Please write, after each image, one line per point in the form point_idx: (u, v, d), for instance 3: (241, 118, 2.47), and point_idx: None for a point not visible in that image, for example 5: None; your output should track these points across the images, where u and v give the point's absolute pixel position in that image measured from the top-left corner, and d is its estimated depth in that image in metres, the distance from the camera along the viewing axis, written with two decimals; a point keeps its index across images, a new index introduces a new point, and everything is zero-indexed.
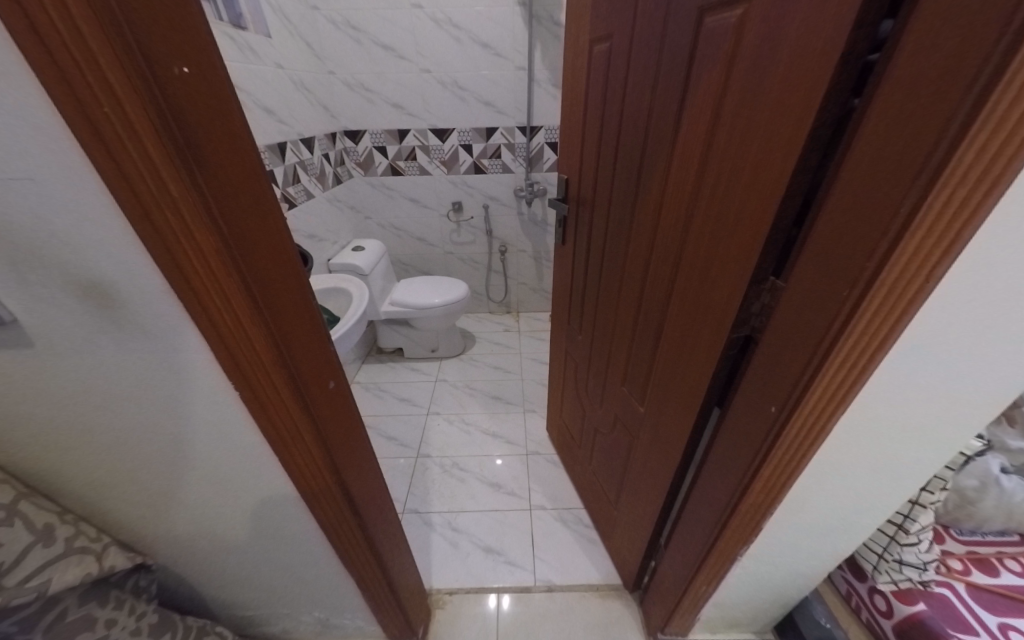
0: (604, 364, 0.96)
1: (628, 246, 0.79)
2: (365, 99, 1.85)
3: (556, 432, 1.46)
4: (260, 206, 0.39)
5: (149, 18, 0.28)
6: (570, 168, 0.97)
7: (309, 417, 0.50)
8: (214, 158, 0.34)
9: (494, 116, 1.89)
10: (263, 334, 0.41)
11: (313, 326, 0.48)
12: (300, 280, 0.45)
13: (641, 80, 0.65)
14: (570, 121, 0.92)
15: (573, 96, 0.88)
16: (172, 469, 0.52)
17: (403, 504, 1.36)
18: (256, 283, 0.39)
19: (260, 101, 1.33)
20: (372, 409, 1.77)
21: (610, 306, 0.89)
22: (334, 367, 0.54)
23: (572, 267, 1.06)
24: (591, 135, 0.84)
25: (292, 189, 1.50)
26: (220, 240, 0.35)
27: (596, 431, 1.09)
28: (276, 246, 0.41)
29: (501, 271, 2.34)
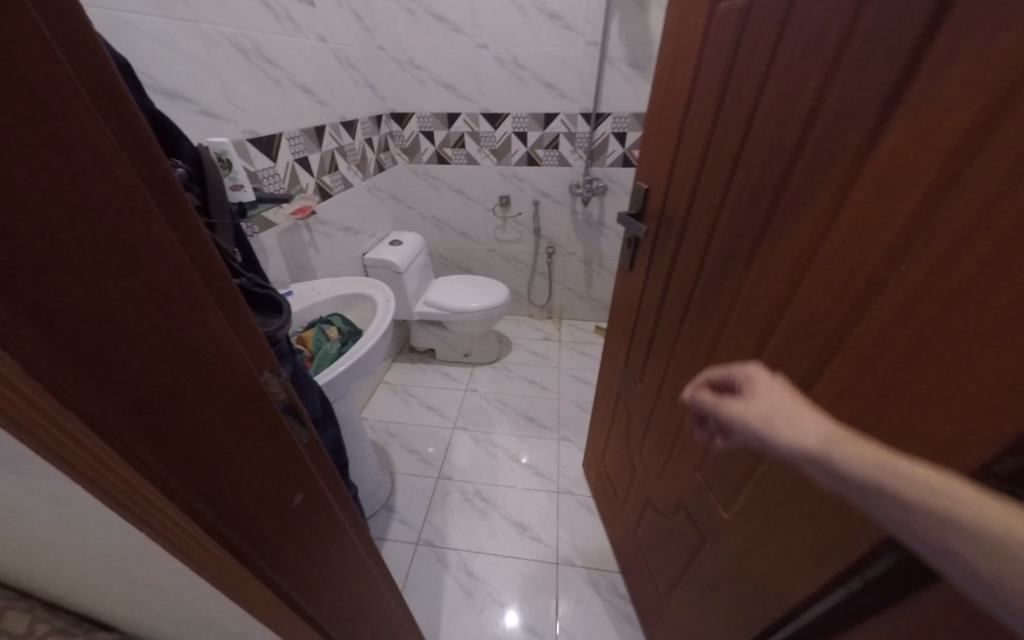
0: (673, 438, 0.74)
1: (734, 304, 0.55)
2: (415, 78, 1.69)
3: (595, 475, 1.25)
4: (155, 279, 0.23)
5: None
6: (652, 177, 0.73)
7: (262, 562, 0.34)
8: (21, 203, 0.18)
9: (554, 100, 1.65)
10: (161, 475, 0.25)
11: (263, 431, 0.32)
12: (241, 373, 0.30)
13: (797, 60, 0.41)
14: (658, 119, 0.68)
15: (668, 84, 0.64)
16: (85, 560, 0.36)
17: (418, 533, 1.23)
18: (145, 407, 0.24)
19: (299, 80, 1.19)
20: (397, 415, 1.65)
21: (693, 367, 0.66)
22: (304, 477, 0.38)
23: (640, 302, 0.83)
24: (693, 139, 0.60)
25: (329, 178, 1.37)
26: (52, 346, 0.19)
27: (651, 504, 0.88)
28: (191, 332, 0.25)
29: (546, 272, 2.13)
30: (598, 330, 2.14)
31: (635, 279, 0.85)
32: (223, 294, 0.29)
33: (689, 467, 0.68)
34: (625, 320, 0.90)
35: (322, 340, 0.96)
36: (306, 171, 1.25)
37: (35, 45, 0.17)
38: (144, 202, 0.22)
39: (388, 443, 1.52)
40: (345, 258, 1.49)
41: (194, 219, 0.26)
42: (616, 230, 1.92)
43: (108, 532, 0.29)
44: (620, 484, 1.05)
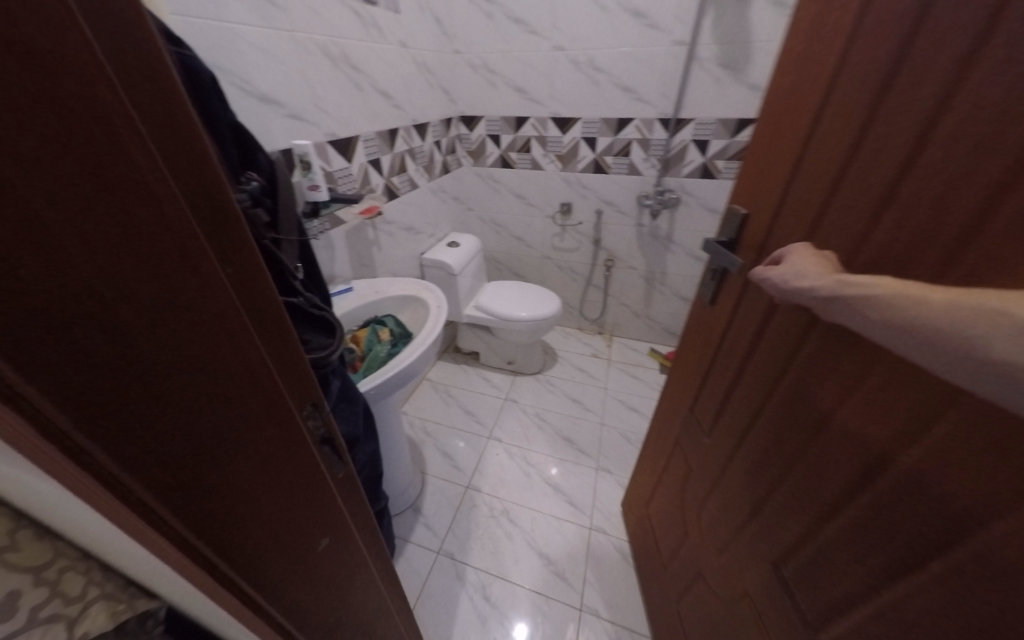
0: (737, 509, 0.64)
1: (819, 375, 0.46)
2: (488, 82, 1.68)
3: (634, 519, 1.17)
4: (206, 334, 0.23)
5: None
6: (754, 199, 0.57)
7: (277, 612, 0.33)
8: (58, 262, 0.17)
9: (631, 105, 1.56)
10: (182, 528, 0.25)
11: (292, 471, 0.32)
12: (274, 415, 0.29)
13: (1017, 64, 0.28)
14: (774, 123, 0.52)
15: (796, 77, 0.47)
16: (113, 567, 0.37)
17: (441, 542, 1.22)
18: (185, 458, 0.24)
19: (378, 83, 1.23)
20: (436, 416, 1.67)
21: (767, 439, 0.56)
22: (329, 519, 0.37)
23: (716, 348, 0.70)
24: (822, 158, 0.45)
25: (396, 179, 1.41)
26: (79, 408, 0.19)
27: (699, 571, 0.79)
28: (228, 376, 0.25)
29: (601, 286, 2.04)
30: (652, 353, 2.01)
31: (713, 319, 0.70)
32: (267, 330, 0.29)
33: (761, 547, 0.58)
34: (688, 361, 0.81)
35: (374, 342, 0.98)
36: (376, 171, 1.29)
37: (79, 77, 0.16)
38: (197, 244, 0.22)
39: (424, 443, 1.54)
40: (404, 257, 1.52)
41: (250, 254, 0.26)
42: (684, 249, 1.79)
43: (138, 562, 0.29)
44: (663, 535, 0.96)
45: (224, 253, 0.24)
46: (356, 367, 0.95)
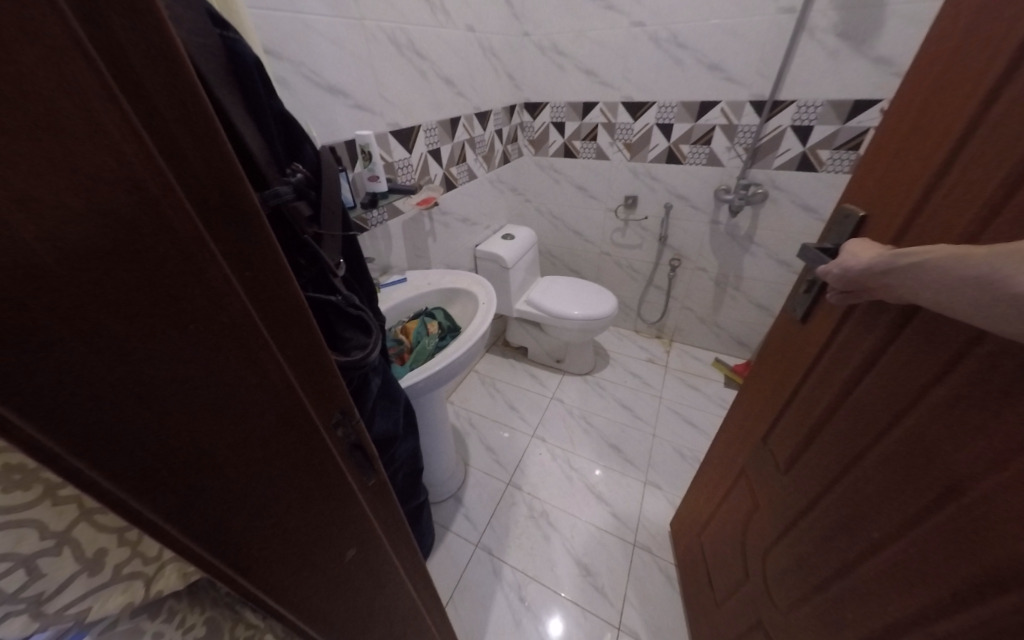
0: (817, 567, 0.55)
1: (961, 429, 0.37)
2: (556, 65, 1.61)
3: (685, 545, 1.08)
4: (220, 343, 0.22)
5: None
6: (875, 197, 0.46)
7: (305, 623, 0.32)
8: (38, 272, 0.15)
9: (718, 85, 1.39)
10: (193, 545, 0.24)
11: (315, 484, 0.31)
12: (295, 429, 0.28)
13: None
14: (924, 102, 0.41)
15: (968, 42, 0.37)
16: None
17: (479, 536, 1.22)
18: (203, 471, 0.23)
19: (443, 71, 1.21)
20: (481, 408, 1.67)
21: (869, 493, 0.47)
22: (357, 530, 0.36)
23: (804, 374, 0.59)
24: (999, 144, 0.35)
25: (456, 169, 1.40)
26: (70, 429, 0.18)
27: (760, 623, 0.70)
28: (240, 388, 0.24)
29: (663, 287, 1.90)
30: (716, 363, 1.84)
31: (802, 339, 0.60)
32: (289, 337, 0.27)
33: (849, 616, 0.49)
34: (763, 385, 0.71)
35: (423, 334, 0.99)
36: (436, 161, 1.29)
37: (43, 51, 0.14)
38: (202, 247, 0.20)
39: (467, 434, 1.55)
40: (459, 248, 1.52)
41: (271, 260, 0.25)
42: (765, 250, 1.60)
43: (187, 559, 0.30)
44: (717, 570, 0.87)
45: (239, 257, 0.23)
46: (404, 358, 0.96)
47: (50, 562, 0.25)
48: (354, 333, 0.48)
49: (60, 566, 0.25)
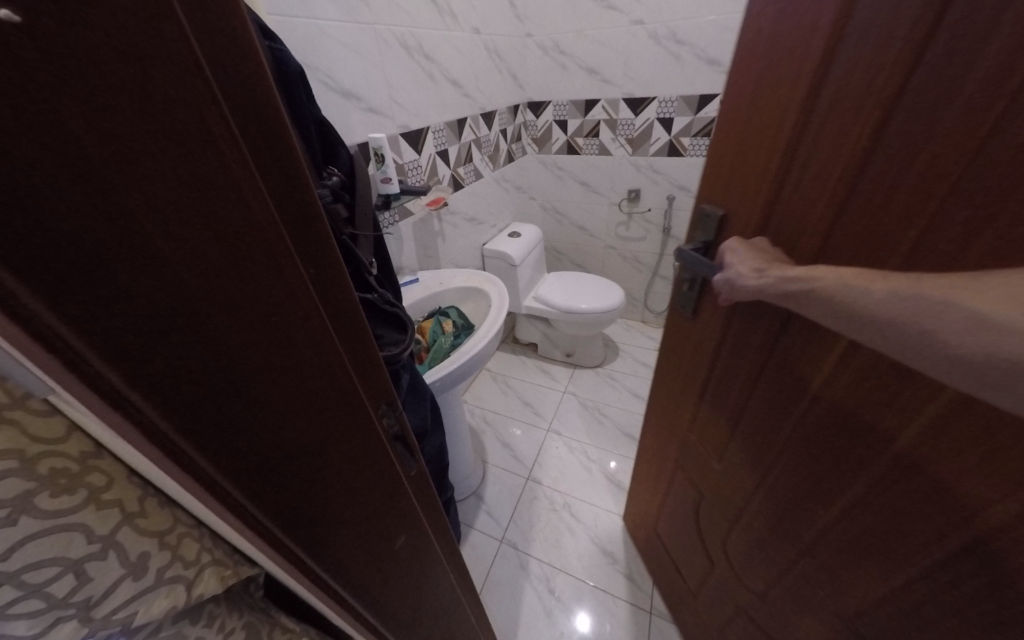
0: (780, 551, 0.55)
1: (873, 413, 0.38)
2: (558, 64, 1.62)
3: (643, 533, 1.06)
4: (296, 336, 0.22)
5: (113, 61, 0.14)
6: (728, 194, 0.46)
7: (363, 607, 0.33)
8: (154, 263, 0.16)
9: (719, 79, 1.40)
10: (270, 527, 0.24)
11: (372, 473, 0.31)
12: (356, 423, 0.28)
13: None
14: (749, 92, 0.40)
15: (775, 41, 0.36)
16: None
17: (503, 531, 1.23)
18: (280, 458, 0.24)
19: (449, 73, 1.23)
20: (495, 406, 1.68)
21: (799, 478, 0.48)
22: (405, 518, 0.37)
23: (710, 371, 0.59)
24: (831, 138, 0.34)
25: (462, 170, 1.40)
26: (173, 410, 0.18)
27: (741, 605, 0.69)
28: (311, 381, 0.24)
29: (668, 278, 1.90)
30: None
31: (699, 339, 0.59)
32: (350, 331, 0.27)
33: (822, 595, 0.49)
34: (671, 387, 0.70)
35: (439, 333, 0.99)
36: (444, 162, 1.30)
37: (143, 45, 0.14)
38: (279, 241, 0.20)
39: (484, 432, 1.56)
40: (467, 248, 1.53)
41: (337, 256, 0.25)
42: None
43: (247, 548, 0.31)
44: (682, 564, 0.87)
45: (307, 249, 0.23)
46: (423, 358, 0.97)
47: (96, 566, 0.26)
48: (389, 331, 0.49)
49: (105, 570, 0.26)
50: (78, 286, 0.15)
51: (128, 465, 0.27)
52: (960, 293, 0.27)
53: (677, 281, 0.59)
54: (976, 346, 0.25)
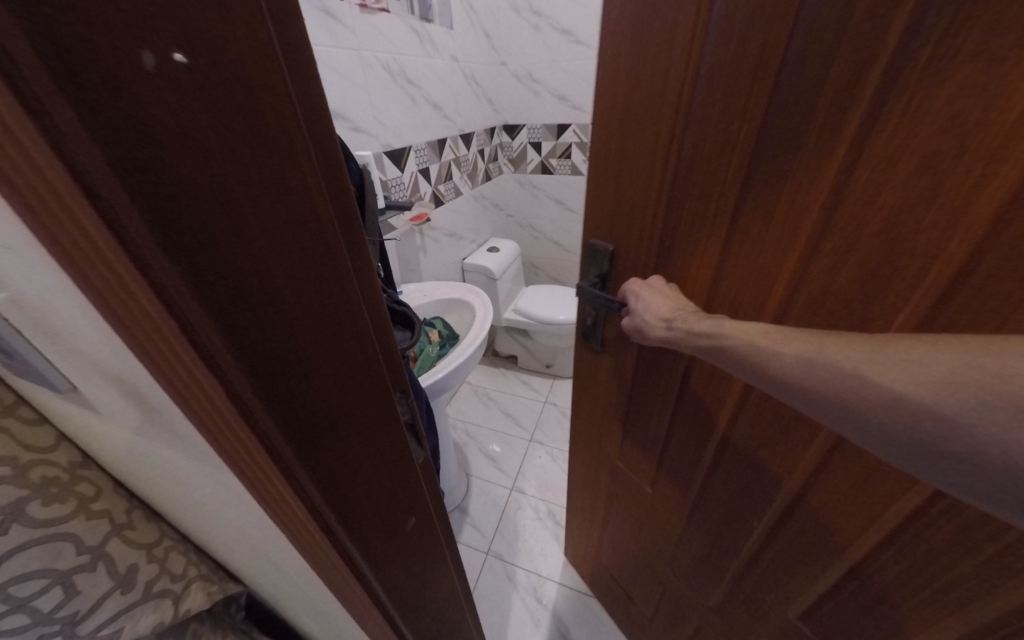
0: (728, 557, 0.59)
1: (794, 423, 0.42)
2: (531, 91, 1.72)
3: (586, 565, 1.06)
4: (343, 320, 0.25)
5: (236, 86, 0.16)
6: (618, 230, 0.50)
7: (378, 583, 0.35)
8: (251, 252, 0.19)
9: None
10: (314, 495, 0.27)
11: (392, 453, 0.34)
12: (382, 404, 0.31)
13: (984, 49, 0.23)
14: (616, 138, 0.44)
15: (632, 98, 0.41)
16: (230, 523, 0.42)
17: (488, 543, 1.24)
18: (324, 432, 0.26)
19: (430, 96, 1.29)
20: (477, 418, 1.69)
21: (736, 484, 0.52)
22: (416, 501, 0.39)
23: (625, 390, 0.62)
24: (705, 176, 0.39)
25: (443, 187, 1.46)
26: (255, 385, 0.21)
27: (693, 609, 0.73)
28: (350, 362, 0.27)
29: None
30: None
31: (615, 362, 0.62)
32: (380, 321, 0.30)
33: (773, 582, 0.54)
34: (590, 421, 0.75)
35: (426, 342, 1.02)
36: (426, 179, 1.34)
37: (260, 56, 0.17)
38: (334, 235, 0.23)
39: (466, 445, 1.57)
40: (448, 262, 1.57)
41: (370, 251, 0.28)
42: None
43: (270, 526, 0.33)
44: (632, 585, 0.89)
45: (353, 244, 0.26)
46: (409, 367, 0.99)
47: None
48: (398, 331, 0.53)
49: None
50: (201, 270, 0.17)
51: (177, 438, 0.29)
52: (859, 363, 0.28)
53: (580, 310, 0.63)
54: (887, 418, 0.27)
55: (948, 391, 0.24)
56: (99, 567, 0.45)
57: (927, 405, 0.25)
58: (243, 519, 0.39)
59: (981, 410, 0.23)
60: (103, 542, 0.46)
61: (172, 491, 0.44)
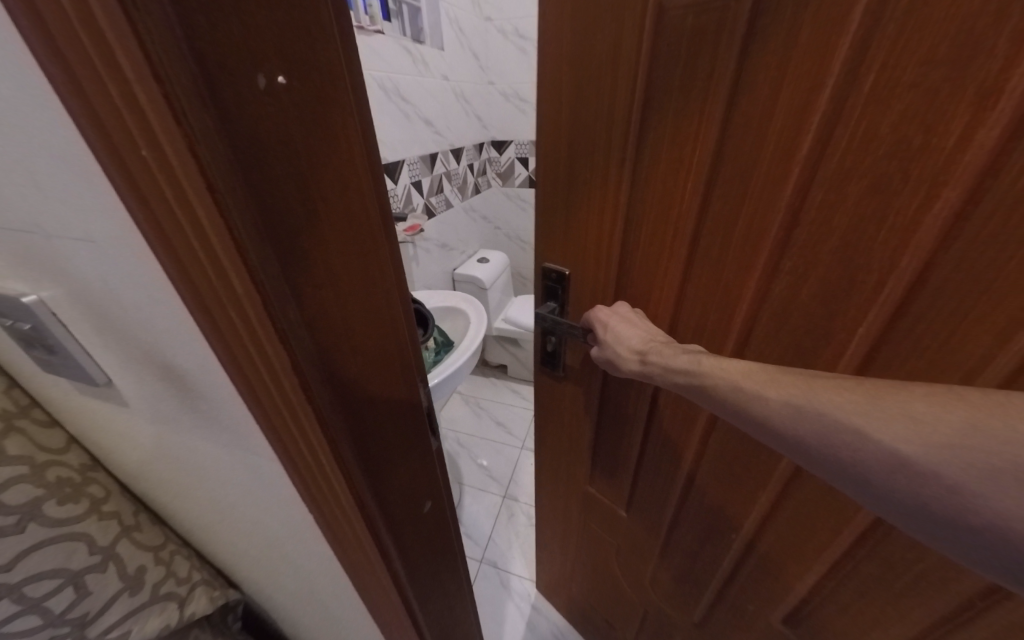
0: (709, 563, 0.62)
1: None
2: (519, 109, 1.80)
3: (560, 593, 1.04)
4: (380, 306, 0.28)
5: (313, 100, 0.20)
6: (572, 254, 0.52)
7: (395, 556, 0.38)
8: (316, 238, 0.22)
9: None
10: (348, 463, 0.30)
11: (411, 432, 0.37)
12: (406, 383, 0.34)
13: (917, 84, 0.26)
14: (567, 165, 0.46)
15: (580, 123, 0.43)
16: (246, 515, 0.44)
17: (482, 551, 1.25)
18: (354, 408, 0.29)
19: (422, 112, 1.34)
20: (468, 428, 1.70)
21: (714, 497, 0.55)
22: (430, 485, 0.42)
23: (596, 406, 0.64)
24: (662, 201, 0.41)
25: (435, 199, 1.50)
26: (308, 356, 0.24)
27: (676, 619, 0.75)
28: (383, 345, 0.30)
29: None
30: None
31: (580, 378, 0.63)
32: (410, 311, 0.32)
33: (751, 577, 0.57)
34: (559, 454, 0.76)
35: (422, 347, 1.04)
36: (418, 191, 1.38)
37: (326, 75, 0.21)
38: (380, 229, 0.27)
39: (458, 454, 1.57)
40: (439, 273, 1.60)
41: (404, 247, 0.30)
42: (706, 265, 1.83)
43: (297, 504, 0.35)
44: (614, 606, 0.89)
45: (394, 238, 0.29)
46: None
47: None
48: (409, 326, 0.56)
49: None
50: (277, 251, 0.21)
51: (215, 421, 0.31)
52: (853, 413, 0.28)
53: (538, 336, 0.64)
54: (888, 475, 0.26)
55: (953, 455, 0.24)
56: (111, 567, 0.44)
57: (930, 468, 0.25)
58: (265, 507, 0.40)
59: (982, 471, 0.23)
60: (114, 542, 0.45)
61: (185, 488, 0.45)
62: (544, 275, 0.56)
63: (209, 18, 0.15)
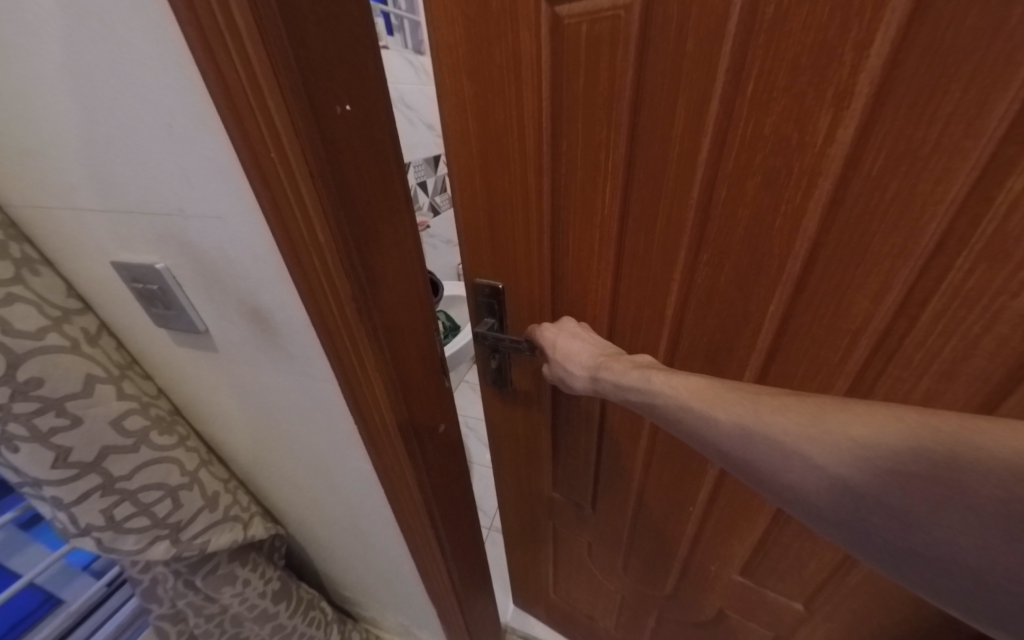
0: (669, 531, 0.71)
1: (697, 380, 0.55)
2: None
3: (540, 599, 1.11)
4: (403, 265, 0.40)
5: (363, 118, 0.31)
6: (504, 271, 0.61)
7: (420, 470, 0.50)
8: (365, 209, 0.34)
9: None
10: (389, 382, 0.41)
11: (428, 370, 0.48)
12: (425, 327, 0.46)
13: (783, 93, 0.36)
14: (483, 189, 0.55)
15: (492, 137, 0.51)
16: (297, 443, 0.55)
17: (490, 521, 1.39)
18: (387, 339, 0.40)
19: (426, 118, 1.46)
20: (477, 410, 1.82)
21: (671, 476, 0.64)
22: (444, 418, 0.54)
23: (549, 410, 0.71)
24: (588, 208, 0.51)
25: (439, 198, 1.62)
26: (360, 297, 0.35)
27: (646, 589, 0.84)
28: (406, 293, 0.41)
29: None
30: None
31: (530, 387, 0.70)
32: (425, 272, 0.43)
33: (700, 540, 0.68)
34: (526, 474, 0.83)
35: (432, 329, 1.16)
36: (424, 191, 1.51)
37: (371, 102, 0.32)
38: (402, 207, 0.38)
39: (467, 434, 1.69)
40: (444, 267, 1.72)
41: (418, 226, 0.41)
42: None
43: (343, 421, 0.46)
44: (593, 591, 0.97)
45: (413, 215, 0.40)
46: None
47: None
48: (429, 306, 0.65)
49: None
50: (344, 217, 0.32)
51: (285, 351, 0.42)
52: (730, 403, 0.36)
53: (481, 357, 0.72)
54: (753, 448, 0.34)
55: (794, 429, 0.32)
56: (195, 489, 0.56)
57: (784, 439, 0.32)
58: (314, 433, 0.51)
59: (802, 429, 0.32)
60: (196, 470, 0.56)
61: (245, 425, 0.56)
62: (479, 292, 0.65)
63: (311, 77, 0.27)
